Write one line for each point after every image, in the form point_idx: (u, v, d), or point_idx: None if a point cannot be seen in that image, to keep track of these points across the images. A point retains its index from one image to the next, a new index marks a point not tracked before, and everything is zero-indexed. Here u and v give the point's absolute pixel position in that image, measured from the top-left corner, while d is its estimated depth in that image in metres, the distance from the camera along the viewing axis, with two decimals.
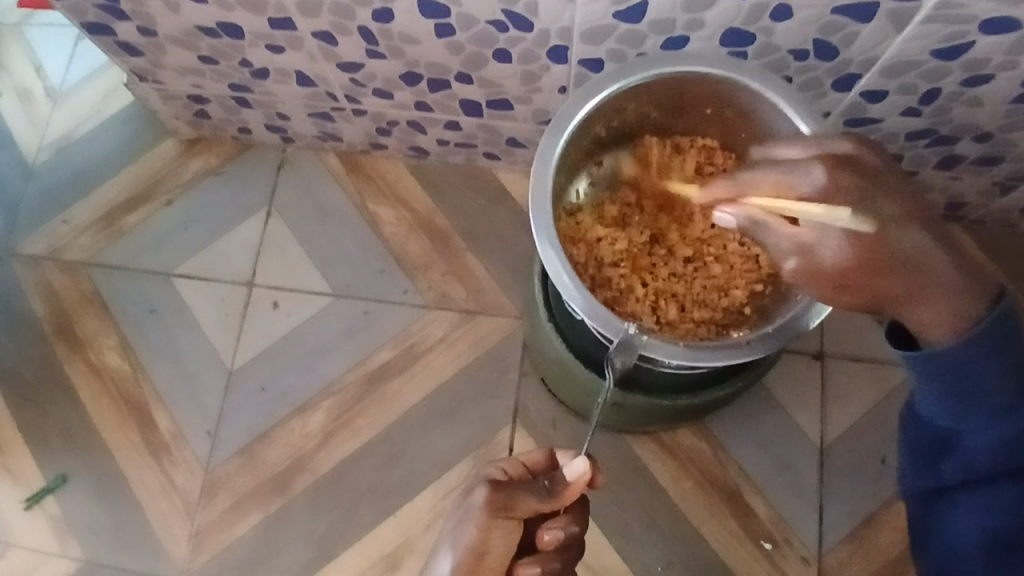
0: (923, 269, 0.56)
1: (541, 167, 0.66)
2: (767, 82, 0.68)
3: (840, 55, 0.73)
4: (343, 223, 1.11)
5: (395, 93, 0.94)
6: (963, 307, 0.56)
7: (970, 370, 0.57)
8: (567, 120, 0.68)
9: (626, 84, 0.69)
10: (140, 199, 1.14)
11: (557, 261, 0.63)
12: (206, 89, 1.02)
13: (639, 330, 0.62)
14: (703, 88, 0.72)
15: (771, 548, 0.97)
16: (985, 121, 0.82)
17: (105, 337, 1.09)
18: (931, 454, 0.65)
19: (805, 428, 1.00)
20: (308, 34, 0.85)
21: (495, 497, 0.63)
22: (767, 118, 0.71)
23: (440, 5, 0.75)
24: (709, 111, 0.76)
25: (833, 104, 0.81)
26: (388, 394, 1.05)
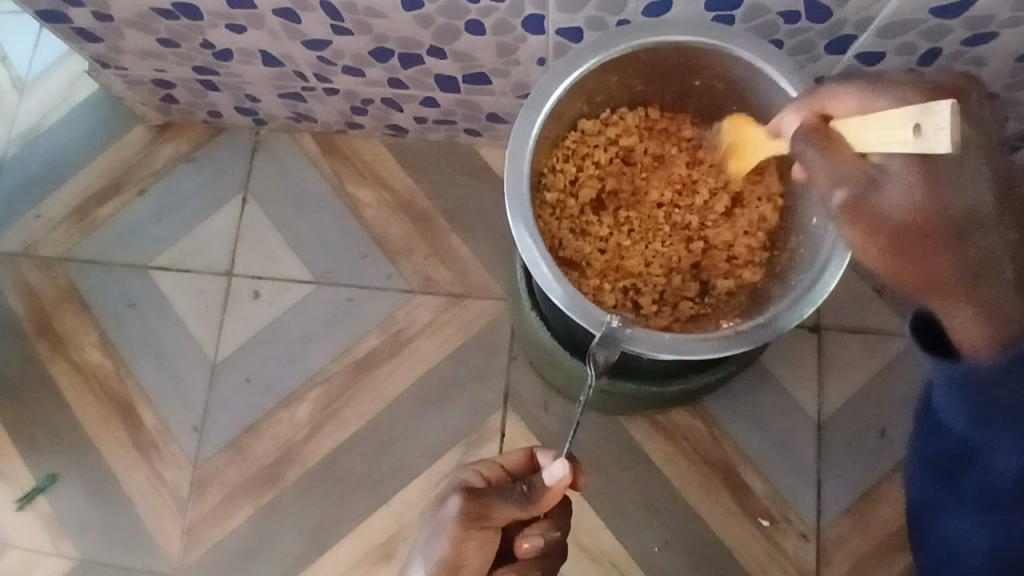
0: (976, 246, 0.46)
1: (518, 147, 0.62)
2: (757, 50, 0.64)
3: (833, 16, 0.68)
4: (322, 208, 1.07)
5: (366, 69, 0.90)
6: (989, 320, 0.47)
7: (1001, 399, 0.49)
8: (545, 95, 0.64)
9: (606, 56, 0.65)
10: (113, 189, 1.10)
11: (535, 250, 0.60)
12: (171, 72, 0.98)
13: (622, 324, 0.59)
14: (688, 58, 0.68)
15: (769, 525, 0.95)
16: (988, 80, 0.78)
17: (85, 333, 1.07)
18: (948, 460, 0.64)
19: (802, 401, 0.98)
20: (268, 12, 0.80)
21: (471, 508, 0.62)
22: (758, 88, 0.67)
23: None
24: (697, 82, 0.72)
25: (826, 67, 0.76)
26: (375, 382, 1.02)
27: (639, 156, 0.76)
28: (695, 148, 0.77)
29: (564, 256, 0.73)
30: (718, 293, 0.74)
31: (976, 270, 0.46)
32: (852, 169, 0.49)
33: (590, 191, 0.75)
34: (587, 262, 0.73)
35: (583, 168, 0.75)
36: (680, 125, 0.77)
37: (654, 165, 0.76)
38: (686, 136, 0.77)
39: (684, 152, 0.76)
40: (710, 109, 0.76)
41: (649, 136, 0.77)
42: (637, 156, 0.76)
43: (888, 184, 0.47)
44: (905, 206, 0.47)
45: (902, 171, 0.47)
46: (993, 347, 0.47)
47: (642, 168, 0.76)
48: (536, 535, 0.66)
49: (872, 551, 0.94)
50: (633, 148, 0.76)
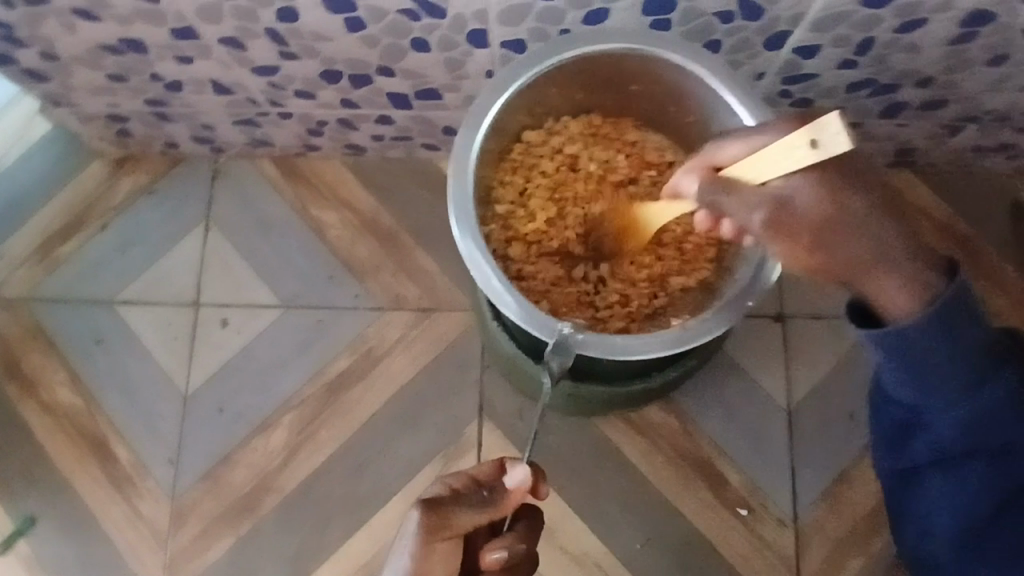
0: (882, 234, 0.51)
1: (462, 165, 0.64)
2: (688, 54, 0.66)
3: (767, 14, 0.70)
4: (285, 231, 1.08)
5: (317, 92, 0.90)
6: (912, 291, 0.54)
7: (935, 359, 0.58)
8: (484, 112, 0.65)
9: (544, 69, 0.66)
10: (74, 225, 1.10)
11: (485, 265, 0.61)
12: (124, 106, 0.97)
13: (573, 330, 0.61)
14: (624, 66, 0.69)
15: (747, 515, 0.97)
16: (924, 66, 0.80)
17: (54, 373, 1.06)
18: (899, 435, 0.69)
19: (770, 391, 0.99)
20: (215, 41, 0.80)
21: (434, 510, 0.63)
22: (694, 90, 0.69)
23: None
24: (634, 87, 0.73)
25: (766, 63, 0.78)
26: (349, 401, 1.02)
27: (585, 162, 0.78)
28: (639, 151, 0.79)
29: (517, 265, 0.75)
30: (671, 290, 0.75)
31: (889, 258, 0.52)
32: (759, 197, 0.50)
33: (538, 201, 0.77)
34: (540, 270, 0.75)
35: (530, 179, 0.77)
36: (622, 130, 0.79)
37: (601, 171, 0.78)
38: (629, 140, 0.79)
39: (629, 156, 0.79)
40: (651, 113, 0.77)
41: (594, 143, 0.79)
42: (583, 163, 0.78)
43: (800, 203, 0.49)
44: (814, 221, 0.49)
45: (810, 189, 0.49)
46: (914, 309, 0.55)
47: (589, 174, 0.78)
48: (504, 542, 0.66)
49: (849, 533, 0.96)
50: (579, 155, 0.78)
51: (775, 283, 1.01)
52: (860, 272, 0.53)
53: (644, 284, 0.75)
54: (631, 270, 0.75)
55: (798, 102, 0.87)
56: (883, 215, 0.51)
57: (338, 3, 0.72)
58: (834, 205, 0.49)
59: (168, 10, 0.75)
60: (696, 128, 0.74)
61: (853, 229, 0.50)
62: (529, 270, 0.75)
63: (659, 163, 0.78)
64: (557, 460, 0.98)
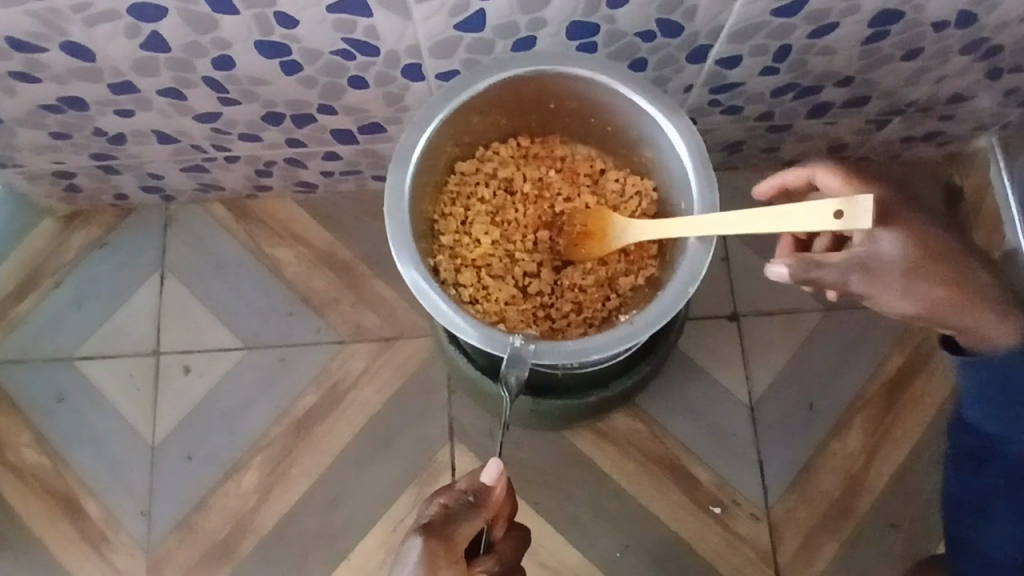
0: (958, 273, 0.68)
1: (396, 201, 0.65)
2: (594, 68, 0.68)
3: (685, 30, 0.74)
4: (242, 273, 1.08)
5: (262, 134, 0.91)
6: (1002, 316, 0.69)
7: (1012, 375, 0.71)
8: (411, 145, 0.67)
9: (462, 98, 0.68)
10: (28, 284, 1.09)
11: (431, 292, 0.63)
12: (69, 163, 0.97)
13: (525, 342, 0.62)
14: (539, 85, 0.72)
15: (721, 512, 0.99)
16: (842, 67, 0.84)
17: (17, 434, 1.04)
18: (971, 459, 0.79)
19: (731, 388, 1.02)
20: (154, 93, 0.81)
21: (434, 535, 0.61)
22: (610, 100, 0.72)
23: (279, 43, 0.73)
24: (552, 104, 0.76)
25: (692, 75, 0.82)
26: (319, 436, 1.03)
27: (518, 183, 0.80)
28: (569, 164, 0.81)
29: (470, 293, 0.76)
30: (622, 291, 0.77)
31: (969, 291, 0.68)
32: (852, 262, 0.67)
33: (481, 226, 0.78)
34: (493, 292, 0.76)
35: (470, 207, 0.79)
36: (550, 147, 0.82)
37: (536, 190, 0.80)
38: (558, 155, 0.81)
39: (561, 171, 0.81)
40: (573, 127, 0.80)
41: (525, 163, 0.81)
42: (518, 185, 0.80)
43: (889, 257, 0.67)
44: (908, 263, 0.67)
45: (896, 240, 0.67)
46: (1008, 335, 0.69)
47: (526, 193, 0.80)
48: (491, 562, 0.66)
49: (820, 520, 0.98)
50: (512, 177, 0.81)
51: (726, 283, 1.04)
52: (953, 305, 0.68)
53: (594, 289, 0.77)
54: (579, 278, 0.77)
55: (729, 109, 0.91)
56: (956, 254, 0.68)
57: (274, 48, 0.74)
58: (928, 247, 0.67)
59: (105, 67, 0.76)
60: (617, 134, 0.77)
61: (940, 266, 0.67)
62: (483, 295, 0.76)
63: (590, 171, 0.81)
64: (530, 475, 0.99)
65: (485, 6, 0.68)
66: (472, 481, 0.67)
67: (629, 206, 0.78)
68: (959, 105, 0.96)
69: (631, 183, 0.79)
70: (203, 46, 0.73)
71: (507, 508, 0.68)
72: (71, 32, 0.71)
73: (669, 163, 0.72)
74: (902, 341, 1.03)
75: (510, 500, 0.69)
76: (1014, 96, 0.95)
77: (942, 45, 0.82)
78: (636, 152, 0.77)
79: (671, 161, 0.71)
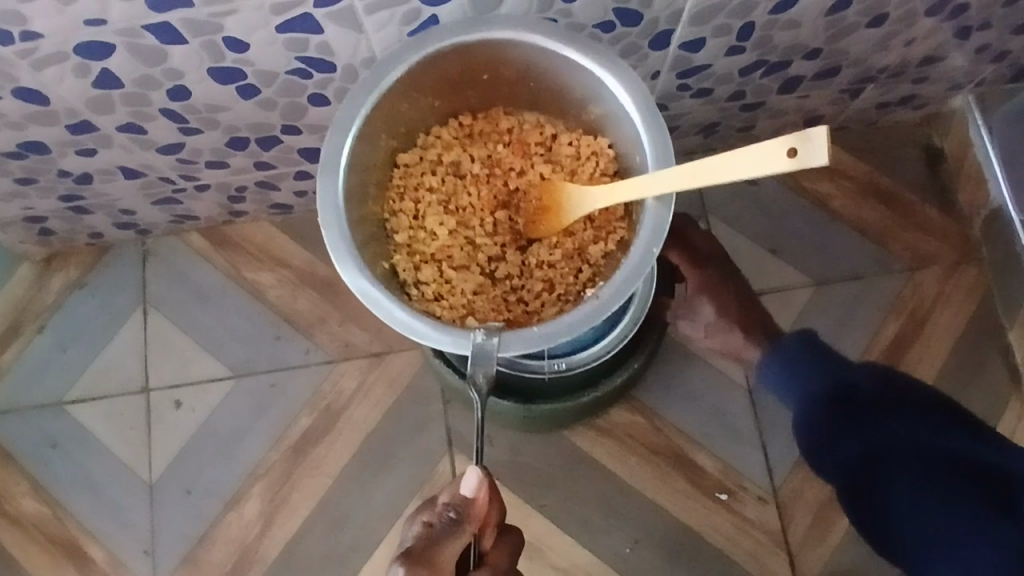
0: (696, 313, 0.87)
1: (331, 213, 0.61)
2: (516, 27, 0.62)
3: (645, 17, 0.73)
4: (226, 301, 1.07)
5: (229, 160, 0.90)
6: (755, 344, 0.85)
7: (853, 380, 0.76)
8: (336, 153, 0.62)
9: (384, 84, 0.63)
10: (10, 331, 1.07)
11: (385, 300, 0.59)
12: (39, 207, 0.96)
13: (487, 336, 0.57)
14: (463, 60, 0.66)
15: (728, 498, 0.98)
16: (808, 40, 0.83)
17: (13, 485, 1.03)
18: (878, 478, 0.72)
19: (729, 372, 1.00)
20: (113, 130, 0.80)
21: (417, 562, 0.56)
22: (544, 62, 0.66)
23: (232, 68, 0.72)
24: (485, 76, 0.70)
25: (657, 61, 0.81)
26: (317, 459, 1.01)
27: (465, 164, 0.75)
28: (518, 136, 0.75)
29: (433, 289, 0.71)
30: (594, 260, 0.71)
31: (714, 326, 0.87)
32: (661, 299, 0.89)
33: (435, 216, 0.74)
34: (457, 285, 0.71)
35: (422, 198, 0.74)
36: (494, 121, 0.76)
37: (487, 170, 0.75)
38: (504, 127, 0.76)
39: (511, 145, 0.75)
40: (514, 95, 0.74)
41: (471, 143, 0.76)
42: (467, 167, 0.75)
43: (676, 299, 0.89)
44: (716, 303, 0.86)
45: (708, 283, 0.86)
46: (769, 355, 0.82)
47: (476, 175, 0.75)
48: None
49: (829, 498, 0.97)
50: (460, 160, 0.75)
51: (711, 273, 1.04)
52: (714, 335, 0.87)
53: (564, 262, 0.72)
54: (545, 253, 0.72)
55: (699, 92, 0.90)
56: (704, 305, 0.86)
57: (230, 75, 0.73)
58: (706, 293, 0.86)
59: (59, 109, 0.75)
60: (559, 95, 0.71)
61: (709, 307, 0.86)
62: (449, 290, 0.71)
63: (541, 138, 0.75)
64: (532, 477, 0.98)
65: (437, 12, 0.67)
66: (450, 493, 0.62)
67: (586, 169, 0.72)
68: (932, 67, 0.95)
69: (585, 144, 0.73)
70: (155, 77, 0.72)
71: (495, 516, 0.62)
72: (19, 78, 0.69)
73: (617, 118, 0.66)
74: (895, 309, 1.04)
75: (497, 507, 0.63)
76: (987, 52, 0.93)
77: (908, 7, 0.80)
78: (585, 111, 0.71)
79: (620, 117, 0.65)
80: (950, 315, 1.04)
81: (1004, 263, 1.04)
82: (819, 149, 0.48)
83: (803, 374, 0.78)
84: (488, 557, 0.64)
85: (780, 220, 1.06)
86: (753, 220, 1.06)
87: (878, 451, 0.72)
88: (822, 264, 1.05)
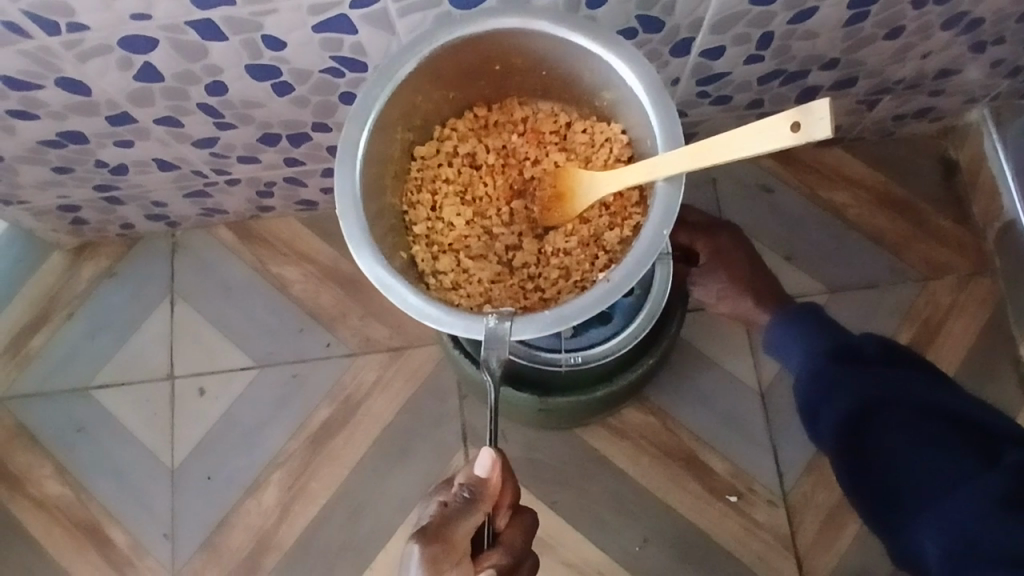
0: (708, 281, 0.90)
1: (350, 202, 0.64)
2: (525, 15, 0.65)
3: (666, 24, 0.75)
4: (251, 294, 1.10)
5: (260, 156, 0.93)
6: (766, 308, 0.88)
7: (859, 341, 0.79)
8: (352, 143, 0.64)
9: (399, 74, 0.65)
10: (41, 317, 1.11)
11: (398, 286, 0.61)
12: (74, 197, 0.99)
13: (499, 320, 0.59)
14: (475, 51, 0.69)
15: (738, 501, 0.99)
16: (826, 50, 0.85)
17: (39, 467, 1.06)
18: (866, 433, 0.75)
19: (743, 376, 1.02)
20: (151, 123, 0.83)
21: (432, 540, 0.58)
22: (552, 48, 0.68)
23: (269, 66, 0.75)
24: (498, 67, 0.73)
25: (678, 68, 0.83)
26: (335, 450, 1.04)
27: (481, 155, 0.79)
28: (532, 125, 0.78)
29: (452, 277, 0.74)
30: (609, 246, 0.73)
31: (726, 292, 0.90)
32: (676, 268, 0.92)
33: (453, 207, 0.77)
34: (474, 273, 0.75)
35: (440, 190, 0.78)
36: (508, 112, 0.79)
37: (502, 161, 0.78)
38: (518, 117, 0.79)
39: (524, 136, 0.78)
40: (526, 85, 0.76)
41: (486, 134, 0.79)
42: (482, 159, 0.79)
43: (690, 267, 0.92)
44: (729, 269, 0.90)
45: (720, 254, 0.90)
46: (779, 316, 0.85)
47: (491, 165, 0.78)
48: (498, 555, 0.63)
49: (839, 504, 0.98)
50: (475, 151, 0.79)
51: None
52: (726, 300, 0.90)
53: (579, 248, 0.74)
54: (559, 241, 0.74)
55: (718, 99, 0.92)
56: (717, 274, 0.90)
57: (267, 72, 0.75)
58: (719, 262, 0.90)
59: (101, 100, 0.78)
60: (571, 82, 0.73)
61: (722, 275, 0.90)
62: (466, 278, 0.74)
63: (556, 127, 0.78)
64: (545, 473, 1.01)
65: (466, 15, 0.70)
66: (464, 473, 0.63)
67: (600, 155, 0.75)
68: (948, 81, 0.96)
69: (599, 131, 0.75)
70: (195, 72, 0.75)
71: (507, 493, 0.65)
72: (66, 70, 0.73)
73: (627, 103, 0.68)
74: (909, 318, 1.05)
75: (510, 484, 0.65)
76: (1002, 66, 0.95)
77: (924, 20, 0.82)
78: (596, 97, 0.73)
79: (631, 104, 0.68)
80: (964, 325, 1.05)
81: (1019, 275, 1.05)
82: (822, 121, 0.49)
83: (810, 339, 0.81)
84: (502, 536, 0.66)
85: (796, 228, 1.08)
86: (770, 227, 1.08)
87: (874, 401, 0.74)
88: (836, 272, 1.07)
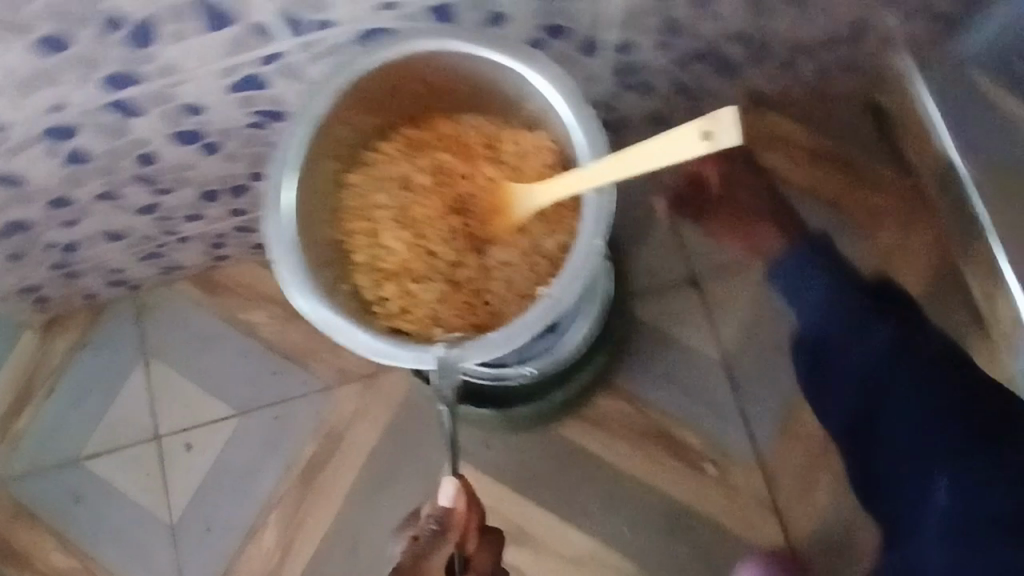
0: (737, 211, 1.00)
1: (280, 244, 0.66)
2: (439, 37, 0.67)
3: (570, 26, 0.77)
4: (222, 344, 1.11)
5: (205, 210, 0.95)
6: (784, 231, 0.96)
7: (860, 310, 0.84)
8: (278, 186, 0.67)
9: (315, 111, 0.67)
10: (22, 397, 1.13)
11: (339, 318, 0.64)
12: (33, 277, 1.01)
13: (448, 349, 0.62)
14: (385, 77, 0.70)
15: (716, 470, 1.02)
16: (737, 28, 0.87)
17: (42, 541, 1.08)
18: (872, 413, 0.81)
19: (701, 348, 1.05)
20: (91, 198, 0.84)
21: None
22: (465, 66, 0.70)
23: (194, 130, 0.76)
24: (417, 87, 0.74)
25: (594, 62, 0.85)
26: (325, 482, 1.06)
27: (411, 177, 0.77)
28: (460, 140, 0.78)
29: (397, 305, 0.74)
30: (550, 254, 0.72)
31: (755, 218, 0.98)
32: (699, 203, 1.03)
33: (388, 231, 0.75)
34: (420, 297, 0.74)
35: (375, 215, 0.76)
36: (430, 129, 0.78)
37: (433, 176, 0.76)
38: (444, 132, 0.78)
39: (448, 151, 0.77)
40: (445, 100, 0.77)
41: (413, 153, 0.77)
42: (414, 175, 0.77)
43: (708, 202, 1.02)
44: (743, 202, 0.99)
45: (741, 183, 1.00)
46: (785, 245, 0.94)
47: (423, 183, 0.76)
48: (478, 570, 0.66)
49: (813, 461, 1.01)
50: (405, 172, 0.77)
51: (677, 250, 1.07)
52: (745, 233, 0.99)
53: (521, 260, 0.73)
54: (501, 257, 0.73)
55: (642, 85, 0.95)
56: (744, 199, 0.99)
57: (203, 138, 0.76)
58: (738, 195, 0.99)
59: (38, 188, 0.80)
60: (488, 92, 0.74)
61: (735, 209, 1.00)
62: (414, 304, 0.74)
63: (486, 138, 0.77)
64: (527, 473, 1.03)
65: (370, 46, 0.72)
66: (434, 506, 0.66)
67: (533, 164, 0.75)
68: (867, 39, 0.98)
69: (525, 141, 0.75)
70: (127, 144, 0.76)
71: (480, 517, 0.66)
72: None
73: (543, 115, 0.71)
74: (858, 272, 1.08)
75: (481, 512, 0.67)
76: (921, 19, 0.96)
77: None
78: (519, 108, 0.74)
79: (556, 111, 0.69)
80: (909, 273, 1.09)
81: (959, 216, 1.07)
82: (729, 132, 0.55)
83: (830, 314, 0.85)
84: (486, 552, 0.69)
85: None
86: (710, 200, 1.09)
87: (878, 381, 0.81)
88: None
